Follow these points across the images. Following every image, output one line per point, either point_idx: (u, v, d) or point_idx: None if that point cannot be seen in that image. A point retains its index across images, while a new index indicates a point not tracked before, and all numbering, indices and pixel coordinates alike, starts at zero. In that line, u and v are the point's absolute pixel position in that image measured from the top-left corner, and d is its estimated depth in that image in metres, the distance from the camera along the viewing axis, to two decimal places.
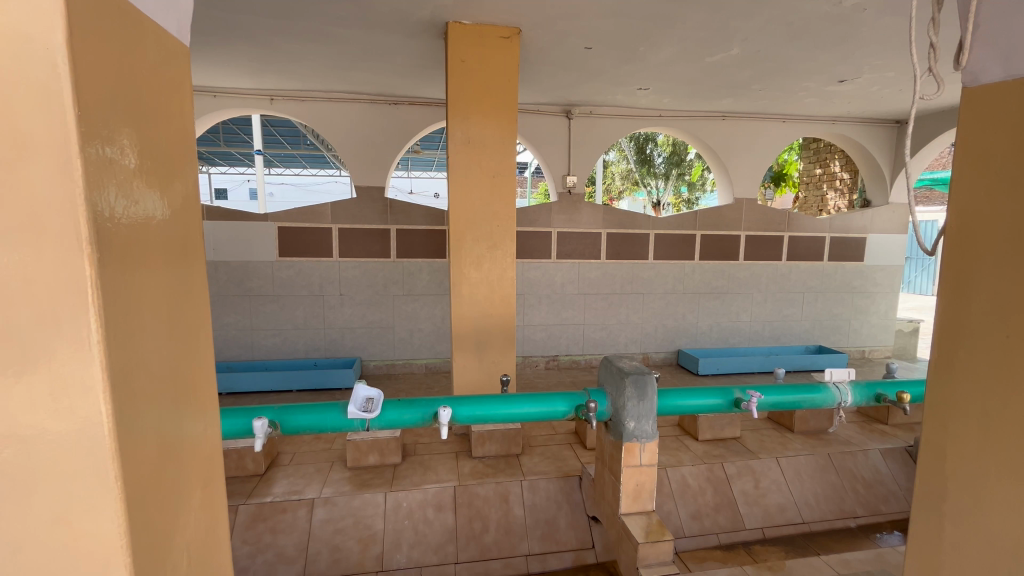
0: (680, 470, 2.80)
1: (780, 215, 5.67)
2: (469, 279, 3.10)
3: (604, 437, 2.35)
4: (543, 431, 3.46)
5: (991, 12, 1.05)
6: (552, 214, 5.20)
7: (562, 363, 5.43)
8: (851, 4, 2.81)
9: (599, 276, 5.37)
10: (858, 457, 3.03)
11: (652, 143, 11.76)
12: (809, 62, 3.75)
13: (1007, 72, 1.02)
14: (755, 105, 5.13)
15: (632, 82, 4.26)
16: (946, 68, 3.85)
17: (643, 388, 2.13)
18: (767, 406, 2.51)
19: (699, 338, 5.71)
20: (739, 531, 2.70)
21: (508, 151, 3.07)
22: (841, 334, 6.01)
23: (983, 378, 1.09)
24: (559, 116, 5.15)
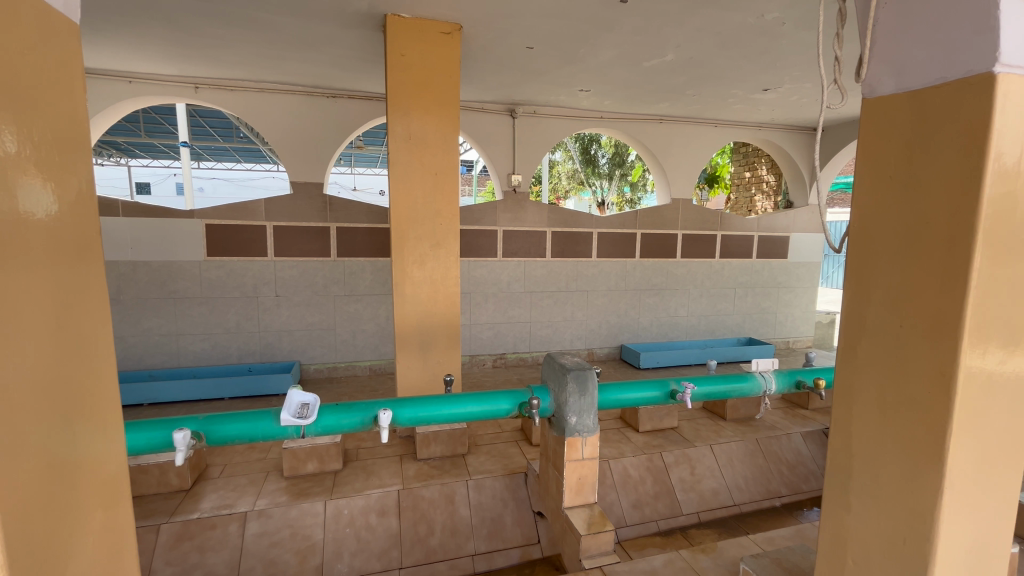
0: (622, 461, 2.89)
1: (713, 215, 5.98)
2: (412, 278, 3.04)
3: (548, 433, 2.38)
4: (490, 429, 3.45)
5: (884, 30, 1.15)
6: (497, 213, 5.20)
7: (509, 361, 5.46)
8: (771, 17, 3.00)
9: (545, 275, 5.44)
10: (781, 441, 3.26)
11: (596, 143, 12.08)
12: (737, 70, 3.98)
13: (899, 86, 1.12)
14: (690, 109, 5.38)
15: (574, 83, 4.34)
16: (851, 81, 4.22)
17: (584, 383, 2.17)
18: (700, 396, 2.63)
19: (641, 334, 5.92)
20: (677, 517, 2.83)
21: (451, 148, 3.03)
22: (768, 326, 6.43)
23: (883, 366, 1.19)
24: (503, 115, 5.16)
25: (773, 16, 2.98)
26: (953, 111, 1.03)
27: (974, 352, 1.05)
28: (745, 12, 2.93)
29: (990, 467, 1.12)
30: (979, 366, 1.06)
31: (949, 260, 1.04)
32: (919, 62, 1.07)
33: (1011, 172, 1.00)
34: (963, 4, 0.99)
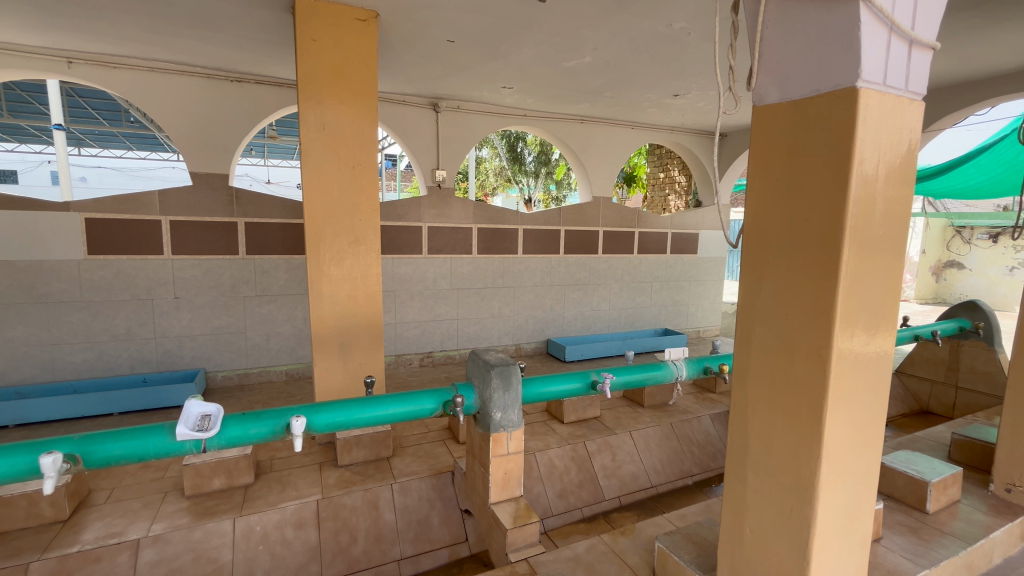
0: (547, 453, 2.95)
1: (631, 213, 6.29)
2: (329, 276, 2.89)
3: (473, 430, 2.37)
4: (416, 430, 3.38)
5: (770, 44, 1.26)
6: (421, 209, 5.09)
7: (437, 360, 5.38)
8: (678, 27, 3.20)
9: (472, 271, 5.41)
10: (693, 423, 3.50)
11: (522, 142, 12.25)
12: (649, 75, 4.20)
13: (783, 95, 1.23)
14: (608, 111, 5.60)
15: (496, 79, 4.35)
16: (745, 90, 4.62)
17: (507, 378, 2.18)
18: (620, 385, 2.75)
19: (566, 328, 6.09)
20: (599, 502, 2.95)
21: (369, 141, 2.91)
22: (681, 317, 6.89)
23: (773, 350, 1.31)
24: (426, 109, 5.06)
25: (680, 25, 3.17)
26: (827, 120, 1.15)
27: (844, 336, 1.19)
28: (655, 20, 3.10)
29: (857, 438, 1.28)
30: (848, 346, 1.20)
31: (825, 255, 1.17)
32: (799, 75, 1.19)
33: (870, 176, 1.14)
34: (833, 27, 1.12)
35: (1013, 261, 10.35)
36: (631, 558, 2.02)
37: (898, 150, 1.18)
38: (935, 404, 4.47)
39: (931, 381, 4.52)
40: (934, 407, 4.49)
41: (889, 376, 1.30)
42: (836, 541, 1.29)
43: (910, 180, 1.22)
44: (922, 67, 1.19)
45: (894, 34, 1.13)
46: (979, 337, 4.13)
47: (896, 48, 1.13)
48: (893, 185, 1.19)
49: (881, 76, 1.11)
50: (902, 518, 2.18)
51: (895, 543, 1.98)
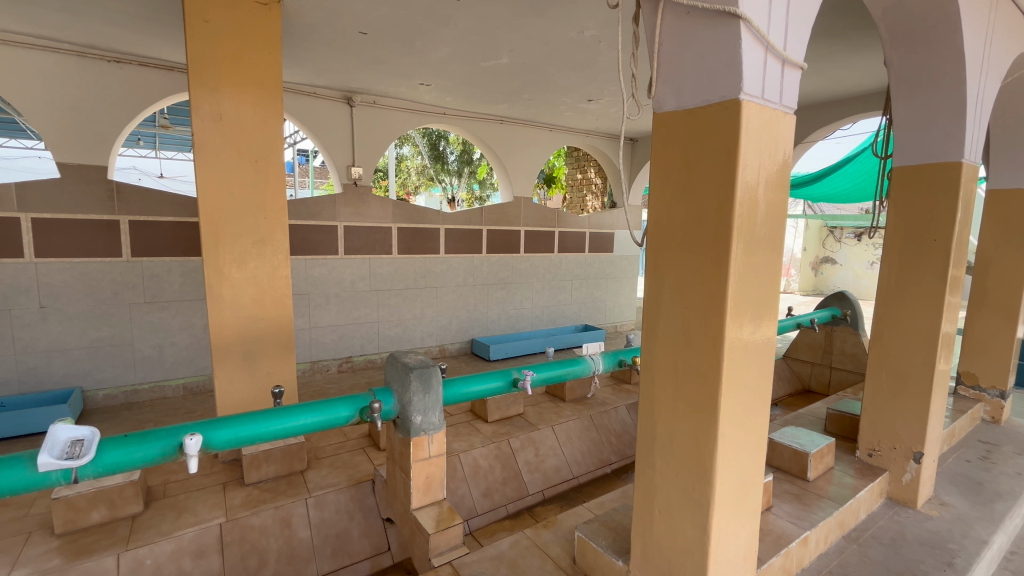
0: (471, 453, 2.94)
1: (551, 213, 6.45)
2: (230, 279, 2.66)
3: (392, 436, 2.30)
4: (333, 440, 3.22)
5: (666, 55, 1.34)
6: (336, 207, 4.85)
7: (356, 365, 5.15)
8: (589, 34, 3.33)
9: (392, 272, 5.26)
10: (610, 414, 3.67)
11: (444, 140, 12.17)
12: (564, 79, 4.34)
13: (679, 104, 1.32)
14: (526, 113, 5.71)
15: (413, 76, 4.25)
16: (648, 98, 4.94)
17: (427, 380, 2.14)
18: (540, 382, 2.81)
19: (490, 327, 6.11)
20: (524, 498, 3.00)
21: (274, 134, 2.72)
22: (600, 313, 7.20)
23: (676, 342, 1.40)
24: (339, 102, 4.83)
25: (591, 33, 3.31)
26: (717, 128, 1.25)
27: (734, 326, 1.30)
28: (567, 26, 3.20)
29: (748, 419, 1.40)
30: (738, 336, 1.32)
31: (718, 253, 1.27)
32: (693, 86, 1.28)
33: (752, 183, 1.26)
34: (719, 44, 1.22)
35: (873, 257, 11.97)
36: (553, 549, 2.06)
37: (775, 158, 1.31)
38: (815, 384, 5.05)
39: (811, 363, 5.09)
40: (813, 385, 5.07)
41: (773, 362, 1.44)
42: (731, 514, 1.41)
43: (785, 185, 1.36)
44: (793, 83, 1.33)
45: (770, 53, 1.25)
46: (847, 323, 4.75)
47: (772, 66, 1.26)
48: (771, 190, 1.32)
49: (759, 90, 1.23)
50: (788, 487, 2.44)
51: (783, 510, 2.21)
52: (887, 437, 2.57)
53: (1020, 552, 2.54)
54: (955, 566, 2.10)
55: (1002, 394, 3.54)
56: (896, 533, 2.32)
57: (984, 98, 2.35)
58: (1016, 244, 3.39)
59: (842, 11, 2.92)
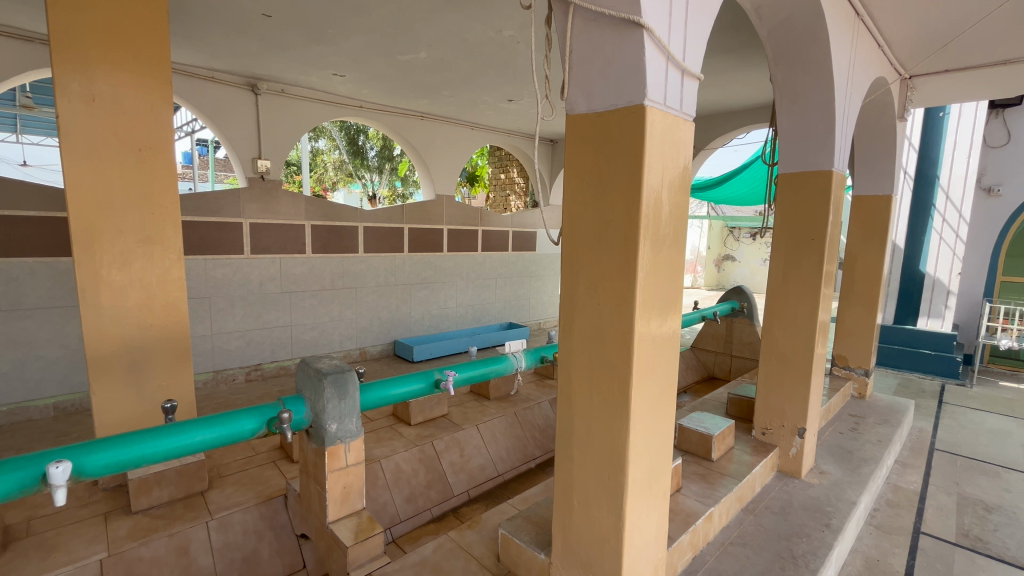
0: (393, 458, 2.86)
1: (474, 211, 6.44)
2: (110, 283, 2.35)
3: (306, 446, 2.16)
4: (239, 456, 2.97)
5: (576, 59, 1.38)
6: (240, 203, 4.47)
7: (267, 372, 4.79)
8: (507, 34, 3.36)
9: (306, 273, 4.96)
10: (534, 410, 3.73)
11: (364, 135, 11.77)
12: (484, 78, 4.35)
13: (589, 106, 1.37)
14: (448, 110, 5.65)
15: (326, 65, 4.03)
16: (560, 100, 5.10)
17: (343, 387, 2.04)
18: (463, 382, 2.79)
19: (413, 328, 5.98)
20: (448, 499, 2.96)
21: (162, 119, 2.44)
22: (524, 311, 7.30)
23: (591, 336, 1.45)
24: (243, 89, 4.46)
25: (509, 33, 3.34)
26: (625, 131, 1.30)
27: (643, 319, 1.37)
28: (485, 25, 3.20)
29: (656, 409, 1.49)
30: (646, 329, 1.39)
31: (627, 251, 1.33)
32: (603, 90, 1.33)
33: (657, 184, 1.33)
34: (625, 51, 1.27)
35: (765, 255, 13.27)
36: (477, 549, 2.05)
37: (677, 163, 1.40)
38: (719, 370, 5.49)
39: (715, 352, 5.54)
40: (717, 372, 5.51)
41: (678, 353, 1.54)
42: (643, 500, 1.49)
43: (686, 188, 1.46)
44: (692, 93, 1.43)
45: (671, 64, 1.33)
46: (744, 314, 5.22)
47: (672, 75, 1.34)
48: (674, 193, 1.41)
49: (662, 97, 1.30)
50: (696, 468, 2.63)
51: (691, 490, 2.38)
52: (777, 416, 2.86)
53: (882, 508, 2.95)
54: (832, 526, 2.39)
55: (867, 372, 4.06)
56: (785, 502, 2.59)
57: (849, 114, 2.68)
58: (875, 243, 3.92)
59: (734, 30, 3.19)
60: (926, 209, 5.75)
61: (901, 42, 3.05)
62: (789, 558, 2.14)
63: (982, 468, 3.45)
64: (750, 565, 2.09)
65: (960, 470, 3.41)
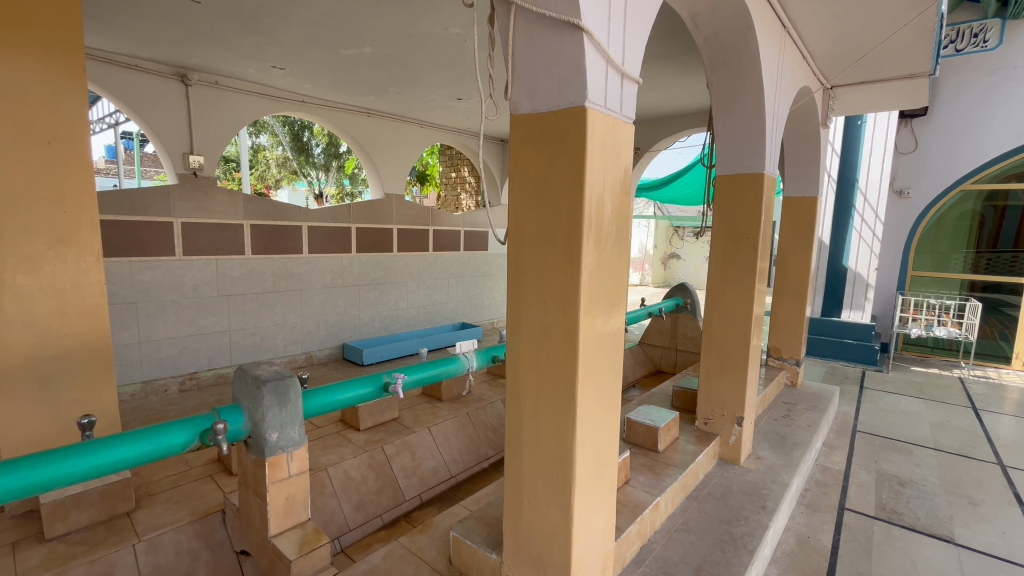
0: (341, 465, 2.77)
1: (425, 211, 6.35)
2: (14, 289, 2.13)
3: (244, 458, 2.05)
4: (171, 472, 2.78)
5: (519, 60, 1.39)
6: (171, 201, 4.18)
7: (203, 381, 4.51)
8: (453, 32, 3.33)
9: (246, 275, 4.71)
10: (486, 409, 3.73)
11: (309, 131, 11.35)
12: (432, 76, 4.29)
13: (532, 107, 1.38)
14: (395, 107, 5.53)
15: (263, 57, 3.84)
16: (504, 100, 5.12)
17: (283, 394, 1.96)
18: (412, 384, 2.74)
19: (362, 330, 5.81)
20: (400, 505, 2.91)
21: (75, 110, 2.23)
22: (477, 311, 7.28)
23: (538, 334, 1.46)
24: (171, 80, 4.17)
25: (455, 31, 3.32)
26: (567, 130, 1.32)
27: (587, 318, 1.40)
28: (431, 21, 3.17)
29: (602, 404, 1.52)
30: (591, 327, 1.42)
31: (570, 250, 1.35)
32: (546, 91, 1.34)
33: (599, 184, 1.36)
34: (565, 54, 1.29)
35: None
36: (428, 553, 2.02)
37: (618, 165, 1.44)
38: (665, 364, 5.70)
39: (661, 347, 5.74)
40: (663, 366, 5.72)
41: (622, 349, 1.58)
42: (591, 494, 1.52)
43: (627, 189, 1.50)
44: (631, 97, 1.47)
45: (610, 67, 1.36)
46: (688, 310, 5.44)
47: (612, 79, 1.37)
48: (616, 194, 1.44)
49: (602, 99, 1.33)
50: (643, 459, 2.72)
51: (639, 482, 2.45)
52: (717, 407, 3.01)
53: (812, 488, 3.17)
54: (767, 507, 2.54)
55: (797, 361, 4.35)
56: (725, 487, 2.73)
57: (778, 120, 2.85)
58: (804, 241, 4.18)
59: (673, 37, 3.32)
60: (847, 210, 6.21)
61: (823, 55, 3.28)
62: (729, 541, 2.25)
63: (896, 447, 3.78)
64: (694, 549, 2.19)
65: (878, 450, 3.72)
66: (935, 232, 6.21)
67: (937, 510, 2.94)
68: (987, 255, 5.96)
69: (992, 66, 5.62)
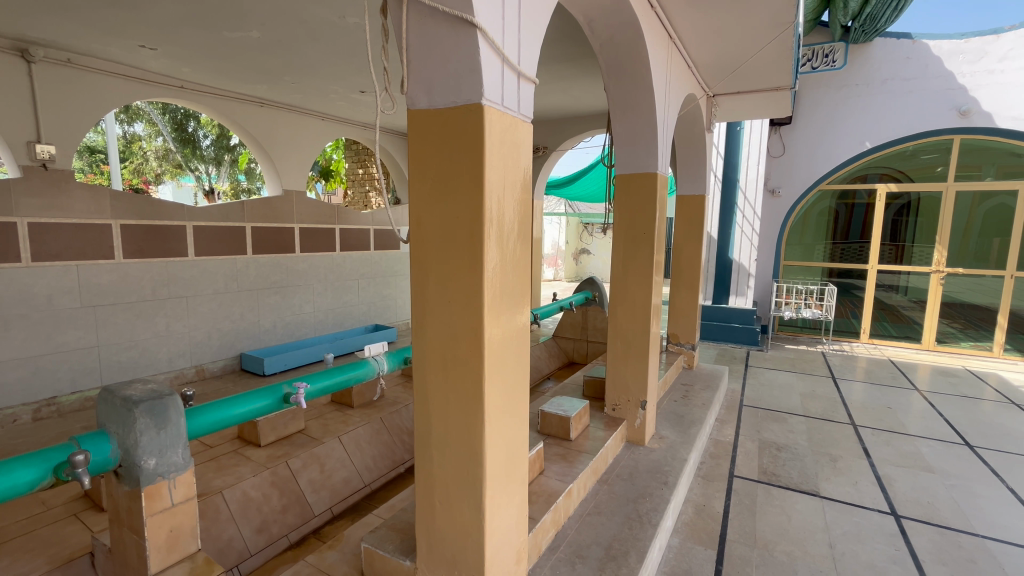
0: (239, 486, 2.55)
1: (329, 209, 6.02)
2: None
3: (115, 490, 1.80)
4: (22, 516, 2.37)
5: (414, 53, 1.35)
6: (13, 197, 3.57)
7: (65, 407, 3.89)
8: (351, 21, 3.18)
9: (117, 283, 4.15)
10: (401, 413, 3.63)
11: (194, 120, 10.38)
12: (331, 66, 4.07)
13: (429, 103, 1.36)
14: (292, 98, 5.17)
15: (129, 34, 3.38)
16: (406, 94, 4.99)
17: (162, 414, 1.75)
18: (316, 393, 2.59)
19: (263, 338, 5.37)
20: (309, 521, 2.73)
21: None
22: (391, 311, 7.04)
23: (445, 335, 1.44)
24: (8, 54, 3.53)
25: (353, 20, 3.17)
26: (465, 128, 1.32)
27: (492, 316, 1.40)
28: (327, 8, 2.99)
29: (510, 400, 1.55)
30: (495, 325, 1.43)
31: (473, 249, 1.35)
32: (443, 88, 1.33)
33: (499, 183, 1.37)
34: (459, 50, 1.29)
35: None
36: (339, 569, 1.93)
37: (518, 166, 1.46)
38: (577, 355, 5.93)
39: (573, 339, 5.95)
40: (576, 357, 5.95)
41: (528, 345, 1.61)
42: (502, 490, 1.53)
43: (528, 188, 1.53)
44: (528, 96, 1.50)
45: (506, 66, 1.38)
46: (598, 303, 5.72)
47: (508, 78, 1.38)
48: (516, 193, 1.47)
49: (499, 98, 1.34)
50: (557, 449, 2.81)
51: (553, 471, 2.53)
52: (623, 393, 3.19)
53: (707, 460, 3.48)
54: (668, 483, 2.75)
55: (692, 346, 4.77)
56: (632, 468, 2.90)
57: (668, 124, 3.08)
58: (695, 235, 4.57)
59: (572, 40, 3.46)
60: (731, 207, 6.88)
61: (705, 65, 3.59)
62: (635, 518, 2.40)
63: (775, 416, 4.28)
64: (604, 530, 2.30)
65: (760, 420, 4.18)
66: (801, 225, 7.09)
67: (806, 468, 3.38)
68: (841, 246, 6.87)
69: (839, 83, 6.54)
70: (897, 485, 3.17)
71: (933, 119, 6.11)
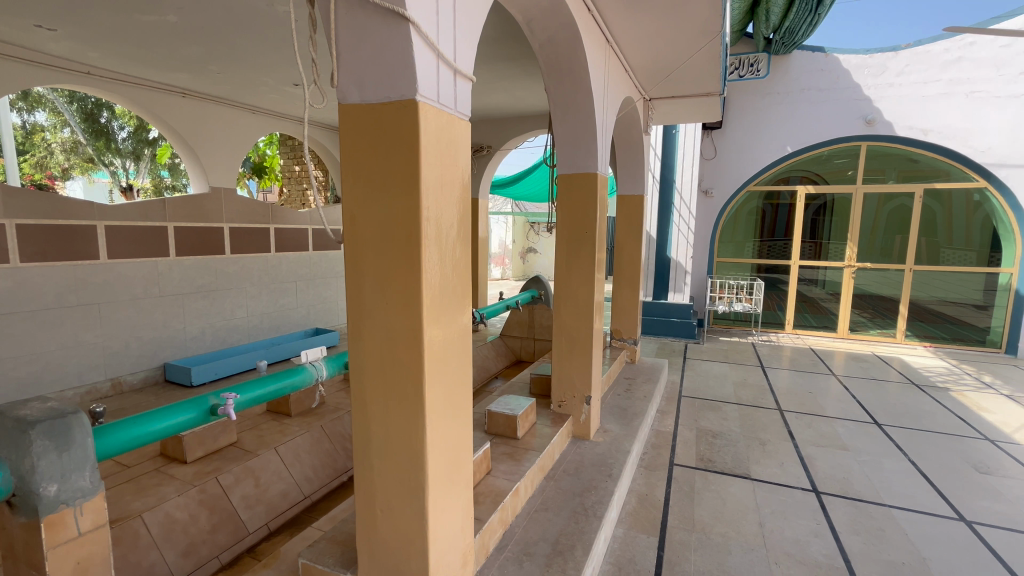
0: (161, 508, 2.36)
1: (261, 207, 5.70)
2: None
3: (9, 523, 1.60)
4: None
5: (345, 44, 1.30)
6: None
7: None
8: (281, 9, 3.02)
9: (13, 290, 3.71)
10: (343, 419, 3.49)
11: (108, 111, 9.53)
12: (261, 56, 3.85)
13: (360, 97, 1.30)
14: (218, 89, 4.85)
15: (22, 12, 3.02)
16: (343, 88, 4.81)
17: (63, 435, 1.58)
18: (247, 403, 2.43)
19: (190, 346, 5.00)
20: (243, 539, 2.57)
21: None
22: (332, 314, 6.78)
23: (382, 336, 1.39)
24: None
25: (283, 9, 3.01)
26: (399, 124, 1.28)
27: (431, 317, 1.37)
28: None
29: (452, 400, 1.52)
30: (435, 325, 1.40)
31: (410, 248, 1.31)
32: (375, 82, 1.28)
33: (435, 181, 1.34)
34: (391, 44, 1.24)
35: None
36: None
37: (456, 164, 1.44)
38: (524, 354, 5.98)
39: (520, 338, 5.98)
40: (523, 355, 5.99)
41: (469, 344, 1.59)
42: (445, 493, 1.51)
43: (466, 186, 1.51)
44: (465, 94, 1.48)
45: (441, 62, 1.35)
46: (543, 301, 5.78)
47: (444, 74, 1.35)
48: (454, 191, 1.44)
49: (434, 93, 1.31)
50: (504, 448, 2.81)
51: (500, 470, 2.53)
52: (568, 390, 3.25)
53: (649, 451, 3.61)
54: (612, 475, 2.82)
55: (634, 341, 4.94)
56: (578, 463, 2.96)
57: (607, 125, 3.16)
58: (634, 234, 4.72)
59: (513, 40, 3.47)
60: (669, 207, 7.22)
61: (640, 69, 3.71)
62: (581, 512, 2.45)
63: (710, 405, 4.51)
64: (551, 526, 2.33)
65: (697, 410, 4.39)
66: (733, 224, 7.51)
67: (738, 453, 3.59)
68: (767, 243, 7.35)
69: (763, 91, 6.99)
70: (817, 464, 3.43)
71: (843, 126, 6.68)
